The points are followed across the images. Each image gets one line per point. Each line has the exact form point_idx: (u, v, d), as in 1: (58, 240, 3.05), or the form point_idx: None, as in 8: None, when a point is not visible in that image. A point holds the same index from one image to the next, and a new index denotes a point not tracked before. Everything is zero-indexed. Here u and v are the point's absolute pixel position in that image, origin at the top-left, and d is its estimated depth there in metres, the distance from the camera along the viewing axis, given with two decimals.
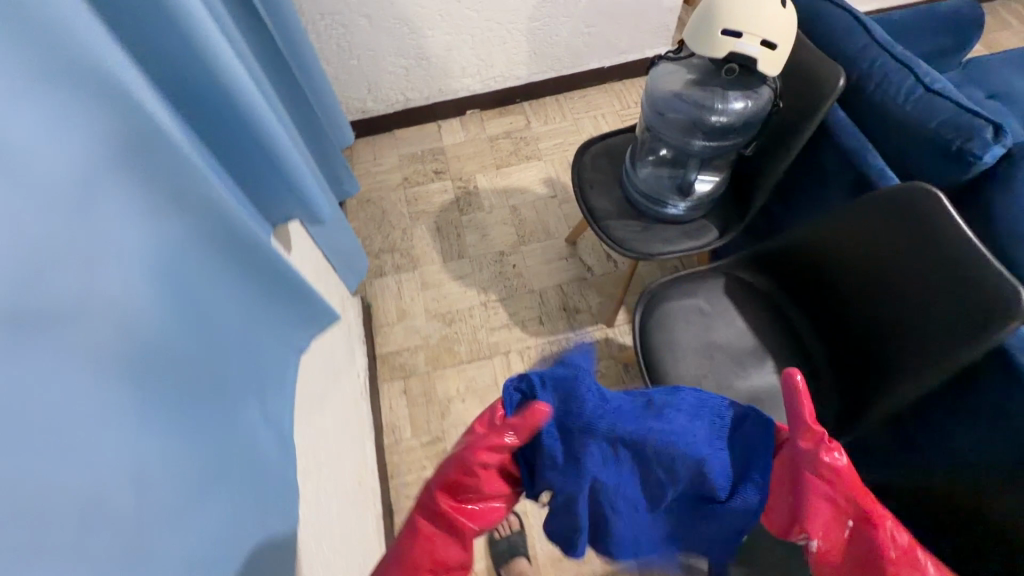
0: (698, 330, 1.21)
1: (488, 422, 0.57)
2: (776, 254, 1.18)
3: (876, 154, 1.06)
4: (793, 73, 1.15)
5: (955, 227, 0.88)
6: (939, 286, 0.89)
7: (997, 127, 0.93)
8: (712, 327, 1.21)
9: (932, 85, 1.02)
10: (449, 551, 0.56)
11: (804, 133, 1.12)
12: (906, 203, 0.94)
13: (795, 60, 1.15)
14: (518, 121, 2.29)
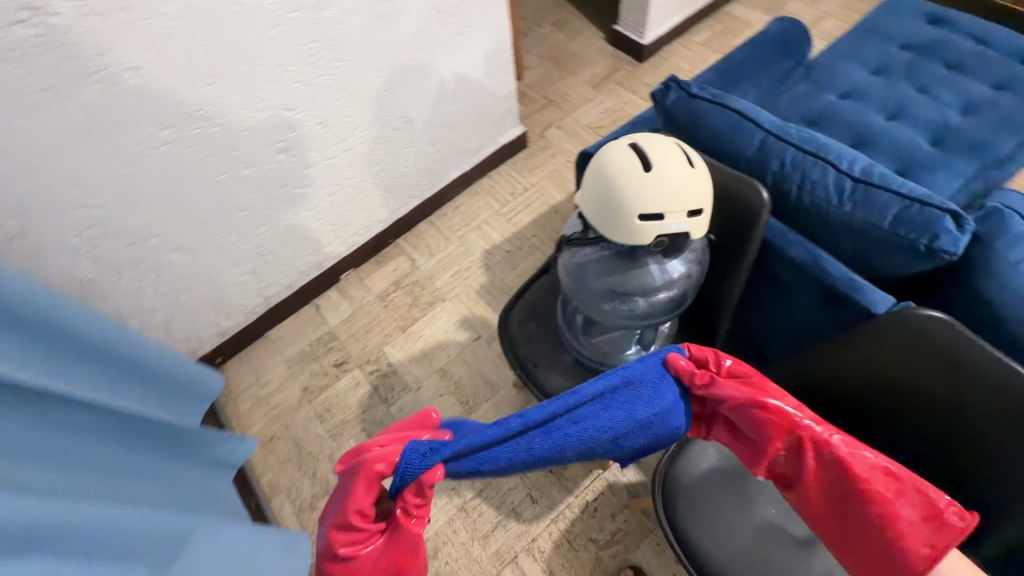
0: (732, 498, 1.06)
1: (407, 514, 0.71)
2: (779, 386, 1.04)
3: (831, 261, 0.95)
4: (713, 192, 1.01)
5: (976, 349, 0.76)
6: (1001, 424, 0.76)
7: (955, 215, 0.83)
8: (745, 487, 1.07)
9: (859, 178, 0.92)
10: None
11: (749, 258, 0.98)
12: (916, 336, 0.81)
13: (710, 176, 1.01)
14: (402, 265, 2.02)
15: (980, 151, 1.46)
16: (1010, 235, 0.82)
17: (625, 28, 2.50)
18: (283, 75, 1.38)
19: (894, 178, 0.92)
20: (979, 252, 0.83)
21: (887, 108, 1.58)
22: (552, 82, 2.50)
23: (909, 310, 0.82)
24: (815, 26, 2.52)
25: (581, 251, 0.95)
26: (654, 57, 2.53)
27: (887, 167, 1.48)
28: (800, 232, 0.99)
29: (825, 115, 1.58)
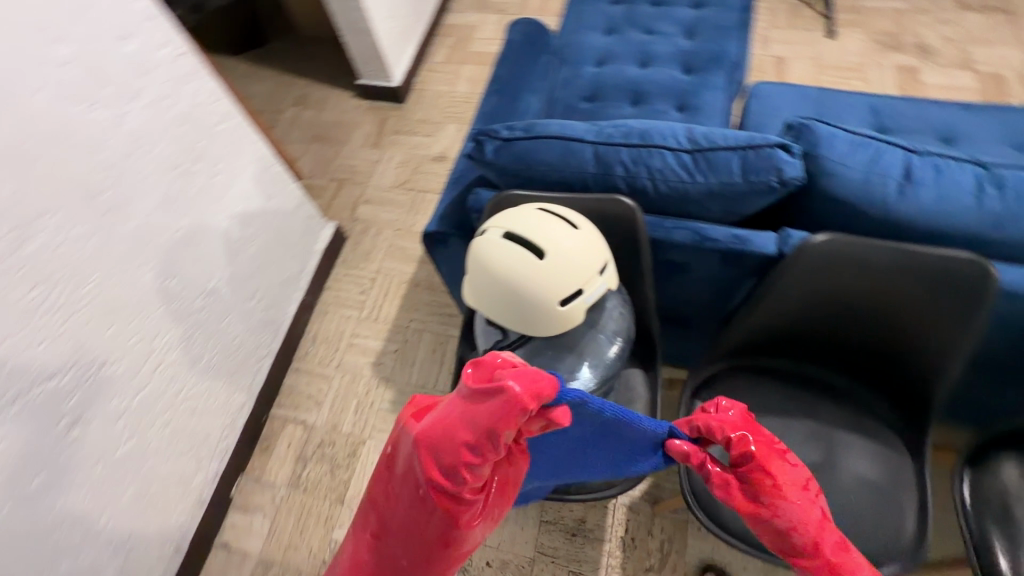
0: None
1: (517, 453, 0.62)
2: (729, 345, 1.10)
3: (710, 225, 0.99)
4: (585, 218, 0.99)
5: (873, 245, 0.85)
6: (908, 291, 0.87)
7: (780, 145, 0.91)
8: None
9: (691, 146, 0.97)
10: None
11: (646, 262, 0.99)
12: (816, 258, 0.89)
13: (573, 205, 0.98)
14: (296, 434, 1.71)
15: (720, 60, 1.68)
16: (822, 138, 0.92)
17: (369, 79, 2.40)
18: (18, 347, 1.01)
19: (715, 134, 0.98)
20: (809, 162, 0.92)
21: (636, 59, 1.74)
22: (332, 162, 2.31)
23: (810, 239, 0.87)
24: (526, 6, 2.69)
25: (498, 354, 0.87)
26: (411, 93, 2.48)
27: (669, 106, 1.62)
28: (669, 215, 1.01)
29: (598, 88, 1.68)
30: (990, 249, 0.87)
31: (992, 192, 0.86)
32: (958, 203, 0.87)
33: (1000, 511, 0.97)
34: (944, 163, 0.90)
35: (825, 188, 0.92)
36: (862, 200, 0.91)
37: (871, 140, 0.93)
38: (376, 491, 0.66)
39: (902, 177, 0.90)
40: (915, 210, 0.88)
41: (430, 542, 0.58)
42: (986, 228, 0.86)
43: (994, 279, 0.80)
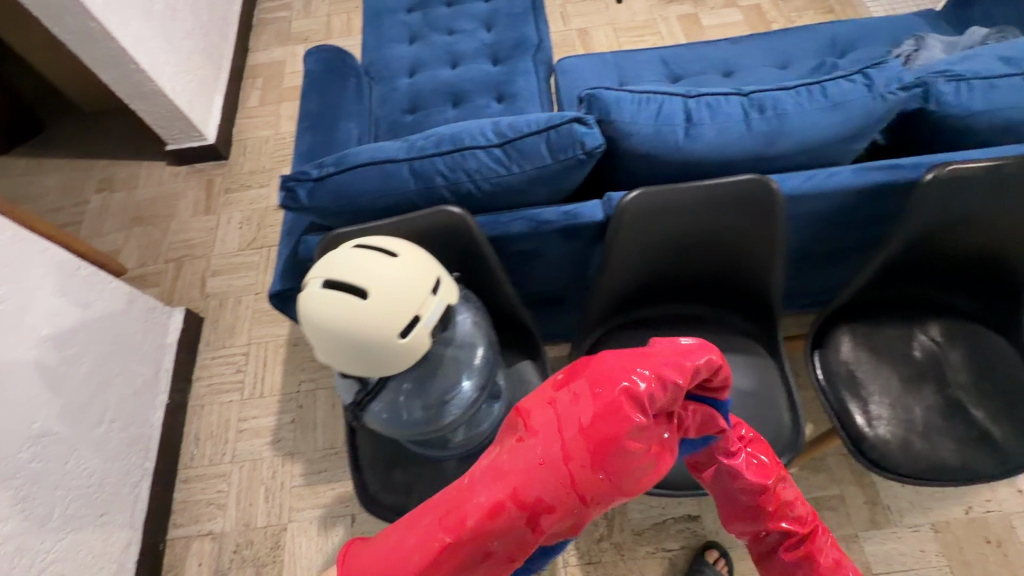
0: None
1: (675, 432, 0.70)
2: (594, 317, 1.13)
3: (542, 208, 1.01)
4: (419, 235, 0.96)
5: (678, 188, 0.91)
6: (719, 221, 0.95)
7: (576, 119, 0.95)
8: None
9: (498, 139, 0.98)
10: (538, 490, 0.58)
11: (493, 261, 0.99)
12: (637, 215, 0.93)
13: (404, 227, 0.95)
14: (205, 548, 1.52)
15: (523, 45, 1.73)
16: (611, 103, 0.98)
17: (179, 143, 2.17)
18: None
19: (518, 121, 0.99)
20: (607, 128, 0.98)
21: (446, 60, 1.74)
22: (162, 242, 2.06)
23: (625, 198, 0.92)
24: (332, 30, 2.59)
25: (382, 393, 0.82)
26: (233, 145, 2.28)
27: (488, 99, 1.64)
28: (502, 210, 1.02)
29: (416, 98, 1.65)
30: (767, 164, 0.99)
31: (757, 115, 0.97)
32: (733, 132, 0.97)
33: (844, 379, 1.12)
34: (716, 99, 1.00)
35: (628, 146, 0.99)
36: (660, 149, 0.98)
37: (653, 94, 1.00)
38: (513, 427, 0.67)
39: (686, 120, 0.98)
40: (703, 147, 0.98)
41: (570, 457, 0.58)
42: (760, 147, 0.97)
43: (776, 190, 0.90)
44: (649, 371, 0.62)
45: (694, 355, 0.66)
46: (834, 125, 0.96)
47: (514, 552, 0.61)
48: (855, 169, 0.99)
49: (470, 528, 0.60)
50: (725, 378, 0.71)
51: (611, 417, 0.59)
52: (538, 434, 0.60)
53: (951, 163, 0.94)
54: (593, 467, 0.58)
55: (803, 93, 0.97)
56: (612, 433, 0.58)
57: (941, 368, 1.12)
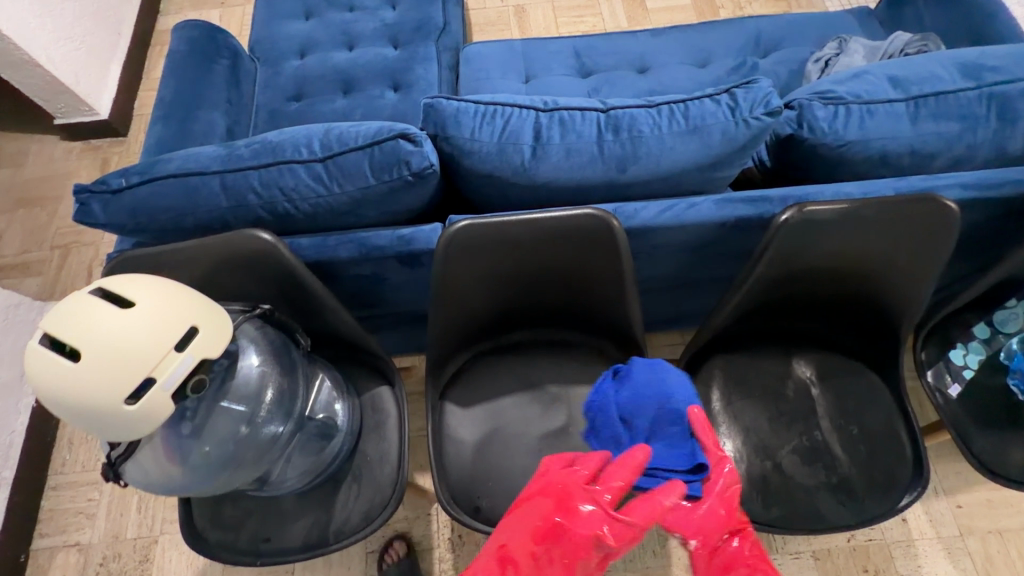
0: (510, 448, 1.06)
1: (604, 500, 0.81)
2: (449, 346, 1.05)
3: (375, 230, 0.91)
4: (229, 262, 0.86)
5: (511, 220, 0.83)
6: (559, 255, 0.87)
7: (402, 133, 0.84)
8: (511, 431, 1.08)
9: (320, 153, 0.86)
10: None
11: (314, 289, 0.88)
12: (465, 248, 0.84)
13: (210, 252, 0.84)
14: (70, 560, 1.45)
15: (425, 27, 1.57)
16: (451, 115, 0.87)
17: (68, 117, 1.99)
18: None
19: (346, 132, 0.88)
20: (444, 145, 0.88)
21: (343, 41, 1.58)
22: (48, 227, 1.91)
23: (453, 228, 0.82)
24: None
25: (159, 436, 0.75)
26: (133, 122, 2.10)
27: (383, 89, 1.50)
28: (333, 230, 0.91)
29: (304, 85, 1.51)
30: (621, 191, 0.90)
31: (611, 136, 0.87)
32: (582, 154, 0.87)
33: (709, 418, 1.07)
34: (570, 115, 0.89)
35: (469, 164, 0.89)
36: (503, 170, 0.88)
37: (501, 106, 0.89)
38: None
39: (533, 138, 0.88)
40: (549, 170, 0.88)
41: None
42: (611, 172, 0.87)
43: (617, 228, 0.84)
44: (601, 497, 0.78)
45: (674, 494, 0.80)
46: (693, 151, 0.86)
47: None
48: (717, 200, 0.90)
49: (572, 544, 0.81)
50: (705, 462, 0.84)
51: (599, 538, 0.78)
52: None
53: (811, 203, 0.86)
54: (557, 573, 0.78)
55: (662, 114, 0.87)
56: (568, 513, 0.78)
57: (811, 408, 1.07)
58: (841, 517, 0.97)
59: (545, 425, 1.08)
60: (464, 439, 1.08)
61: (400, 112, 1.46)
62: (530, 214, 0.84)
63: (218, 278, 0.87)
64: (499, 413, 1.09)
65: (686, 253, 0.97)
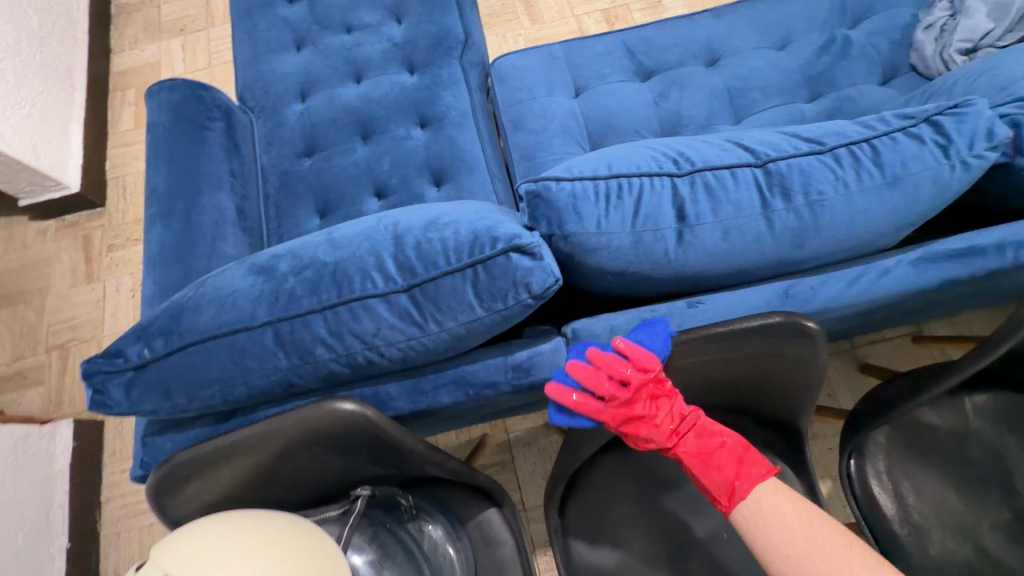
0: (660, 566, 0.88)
1: None
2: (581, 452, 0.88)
3: (482, 360, 0.70)
4: (306, 442, 0.65)
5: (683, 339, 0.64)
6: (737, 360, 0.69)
7: (511, 245, 0.62)
8: (654, 542, 0.89)
9: (401, 280, 0.65)
10: None
11: (421, 450, 0.69)
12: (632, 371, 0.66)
13: (281, 436, 0.64)
14: None
15: (443, 42, 1.31)
16: (568, 204, 0.65)
17: (36, 195, 1.73)
18: None
19: (428, 247, 0.67)
20: (561, 245, 0.66)
21: (349, 72, 1.32)
22: (39, 326, 1.67)
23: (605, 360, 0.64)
24: (213, 14, 2.05)
25: None
26: (109, 187, 1.83)
27: (409, 127, 1.26)
28: (427, 367, 0.71)
29: (313, 135, 1.26)
30: (793, 268, 0.69)
31: (781, 204, 0.66)
32: (746, 232, 0.66)
33: (888, 496, 0.90)
34: (718, 179, 0.68)
35: (596, 263, 0.68)
36: (640, 265, 0.68)
37: (628, 179, 0.68)
38: None
39: (677, 218, 0.67)
40: (702, 257, 0.67)
41: None
42: (784, 249, 0.67)
43: (818, 331, 0.64)
44: None
45: None
46: (891, 210, 0.65)
47: None
48: (913, 261, 0.70)
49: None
50: None
51: None
52: None
53: None
54: None
55: (842, 166, 0.66)
56: None
57: (1003, 468, 0.90)
58: None
59: (694, 532, 0.90)
60: (600, 564, 0.88)
61: (435, 154, 1.22)
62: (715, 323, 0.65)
63: (293, 459, 0.67)
64: (633, 523, 0.91)
65: (860, 319, 0.78)
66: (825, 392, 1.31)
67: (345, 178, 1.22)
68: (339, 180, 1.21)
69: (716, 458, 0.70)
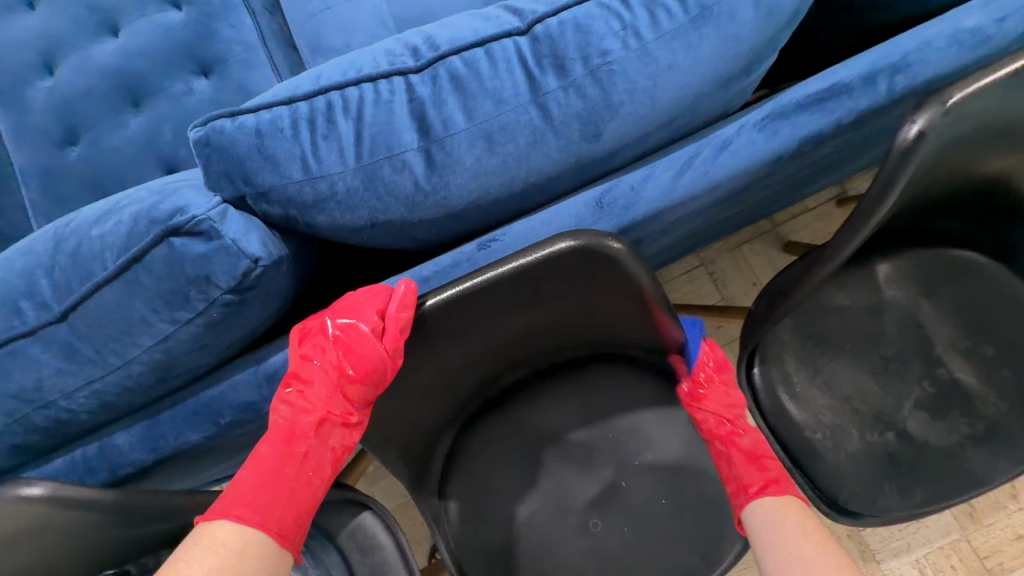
0: (551, 537, 0.74)
1: (344, 334, 0.49)
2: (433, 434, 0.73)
3: (228, 378, 0.53)
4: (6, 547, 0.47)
5: (460, 296, 0.46)
6: (545, 303, 0.52)
7: (172, 230, 0.43)
8: (542, 511, 0.75)
9: (54, 306, 0.46)
10: (335, 438, 0.51)
11: (166, 503, 0.54)
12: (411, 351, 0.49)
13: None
14: None
15: None
16: (254, 148, 0.45)
17: None
18: None
19: (86, 251, 0.47)
20: (264, 207, 0.47)
21: (98, 22, 1.02)
22: None
23: (423, 308, 0.46)
24: None
25: None
26: None
27: (187, 78, 0.99)
28: (159, 403, 0.53)
29: (70, 115, 0.99)
30: (601, 166, 0.51)
31: (555, 80, 0.46)
32: (516, 131, 0.47)
33: (795, 403, 0.77)
34: (468, 62, 0.47)
35: (329, 221, 0.49)
36: (388, 209, 0.48)
37: (337, 90, 0.47)
38: (246, 484, 0.49)
39: (419, 133, 0.47)
40: (468, 180, 0.48)
41: (317, 438, 0.50)
42: (576, 145, 0.48)
43: (627, 253, 0.47)
44: (328, 345, 0.50)
45: (356, 323, 0.48)
46: (706, 58, 0.46)
47: (309, 485, 0.51)
48: (759, 121, 0.52)
49: (320, 460, 0.51)
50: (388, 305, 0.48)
51: (358, 362, 0.49)
52: (282, 447, 0.50)
53: (936, 87, 0.50)
54: (328, 441, 0.51)
55: (631, 7, 0.46)
56: (298, 377, 0.50)
57: (920, 336, 0.78)
58: (1003, 472, 0.71)
59: (591, 485, 0.76)
60: (490, 544, 0.74)
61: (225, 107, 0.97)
62: (496, 266, 0.46)
63: None
64: (517, 500, 0.75)
65: (718, 208, 0.60)
66: (751, 281, 1.10)
67: (122, 161, 0.97)
68: (115, 166, 0.97)
69: (766, 463, 0.67)
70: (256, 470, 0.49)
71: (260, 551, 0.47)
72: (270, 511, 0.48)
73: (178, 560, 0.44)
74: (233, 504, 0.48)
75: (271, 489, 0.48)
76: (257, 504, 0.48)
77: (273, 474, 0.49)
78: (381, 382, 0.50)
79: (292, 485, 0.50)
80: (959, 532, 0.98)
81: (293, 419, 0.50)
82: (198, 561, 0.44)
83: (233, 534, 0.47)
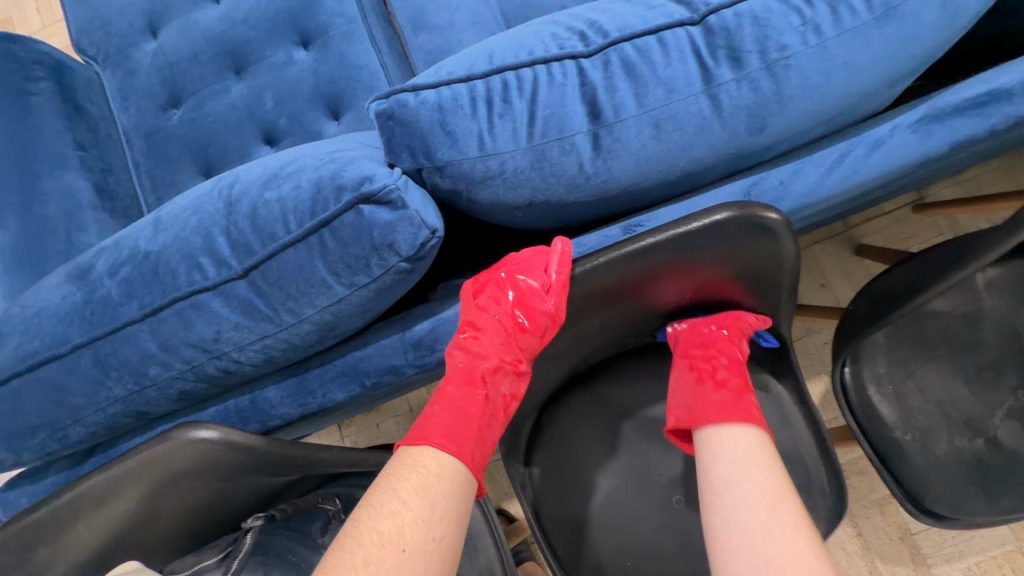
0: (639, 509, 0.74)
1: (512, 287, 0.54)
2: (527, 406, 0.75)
3: (376, 341, 0.56)
4: (188, 476, 0.52)
5: (629, 255, 0.49)
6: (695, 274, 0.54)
7: (363, 196, 0.45)
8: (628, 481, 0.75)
9: (232, 262, 0.49)
10: (506, 385, 0.56)
11: (307, 456, 0.57)
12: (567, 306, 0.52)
13: (151, 473, 0.51)
14: None
15: None
16: (436, 123, 0.47)
17: None
18: None
19: (260, 210, 0.49)
20: (439, 181, 0.50)
21: None
22: None
23: (575, 274, 0.49)
24: None
25: None
26: None
27: (289, 48, 1.01)
28: (310, 363, 0.57)
29: (175, 80, 1.02)
30: (754, 159, 0.52)
31: (729, 72, 0.47)
32: (685, 120, 0.48)
33: (885, 402, 0.78)
34: (641, 50, 0.48)
35: (492, 198, 0.50)
36: (550, 189, 0.50)
37: (509, 70, 0.48)
38: (436, 424, 0.53)
39: (590, 117, 0.48)
40: (631, 165, 0.49)
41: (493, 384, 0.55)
42: (739, 137, 0.49)
43: (781, 225, 0.49)
44: (500, 295, 0.55)
45: (524, 276, 0.52)
46: (881, 57, 0.47)
47: (489, 426, 0.55)
48: (913, 123, 0.52)
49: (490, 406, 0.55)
50: (554, 261, 0.51)
51: (530, 313, 0.53)
52: (464, 389, 0.54)
53: None
54: (501, 386, 0.56)
55: (813, 3, 0.46)
56: (472, 329, 0.55)
57: (1019, 347, 0.78)
58: None
59: (677, 462, 0.75)
60: (573, 510, 0.74)
61: (326, 78, 0.99)
62: (659, 232, 0.48)
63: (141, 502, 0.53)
64: (605, 470, 0.75)
65: (844, 207, 0.61)
66: (819, 282, 1.10)
67: (224, 127, 0.99)
68: (215, 131, 0.99)
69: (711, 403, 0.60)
70: (446, 408, 0.54)
71: (453, 479, 0.51)
72: (460, 443, 0.53)
73: (391, 476, 0.50)
74: (430, 436, 0.53)
75: (459, 426, 0.53)
76: (447, 437, 0.52)
77: (458, 414, 0.54)
78: (547, 329, 0.54)
79: (477, 423, 0.54)
80: (1015, 544, 0.97)
81: (469, 364, 0.55)
82: (405, 478, 0.49)
83: (432, 460, 0.51)
